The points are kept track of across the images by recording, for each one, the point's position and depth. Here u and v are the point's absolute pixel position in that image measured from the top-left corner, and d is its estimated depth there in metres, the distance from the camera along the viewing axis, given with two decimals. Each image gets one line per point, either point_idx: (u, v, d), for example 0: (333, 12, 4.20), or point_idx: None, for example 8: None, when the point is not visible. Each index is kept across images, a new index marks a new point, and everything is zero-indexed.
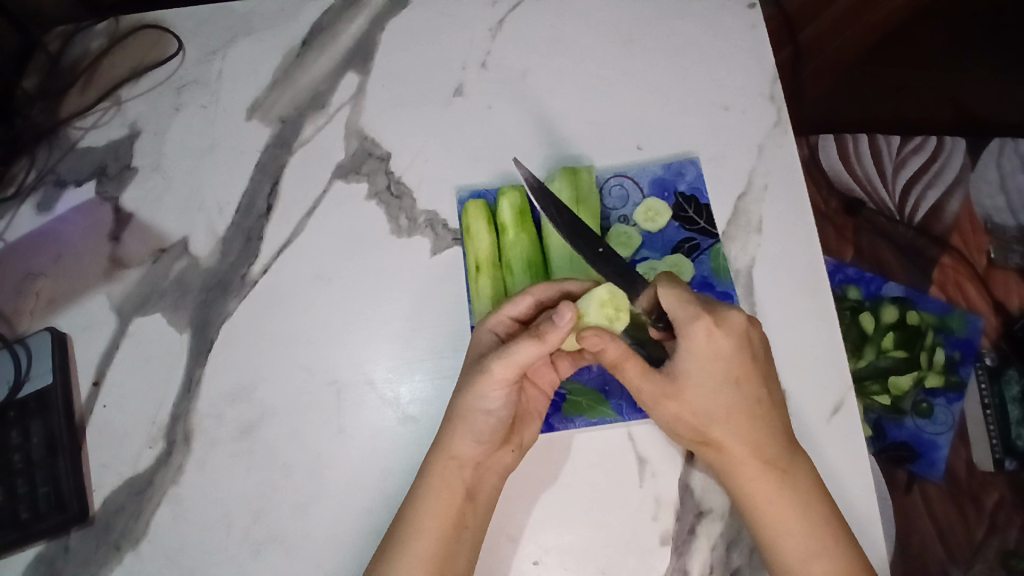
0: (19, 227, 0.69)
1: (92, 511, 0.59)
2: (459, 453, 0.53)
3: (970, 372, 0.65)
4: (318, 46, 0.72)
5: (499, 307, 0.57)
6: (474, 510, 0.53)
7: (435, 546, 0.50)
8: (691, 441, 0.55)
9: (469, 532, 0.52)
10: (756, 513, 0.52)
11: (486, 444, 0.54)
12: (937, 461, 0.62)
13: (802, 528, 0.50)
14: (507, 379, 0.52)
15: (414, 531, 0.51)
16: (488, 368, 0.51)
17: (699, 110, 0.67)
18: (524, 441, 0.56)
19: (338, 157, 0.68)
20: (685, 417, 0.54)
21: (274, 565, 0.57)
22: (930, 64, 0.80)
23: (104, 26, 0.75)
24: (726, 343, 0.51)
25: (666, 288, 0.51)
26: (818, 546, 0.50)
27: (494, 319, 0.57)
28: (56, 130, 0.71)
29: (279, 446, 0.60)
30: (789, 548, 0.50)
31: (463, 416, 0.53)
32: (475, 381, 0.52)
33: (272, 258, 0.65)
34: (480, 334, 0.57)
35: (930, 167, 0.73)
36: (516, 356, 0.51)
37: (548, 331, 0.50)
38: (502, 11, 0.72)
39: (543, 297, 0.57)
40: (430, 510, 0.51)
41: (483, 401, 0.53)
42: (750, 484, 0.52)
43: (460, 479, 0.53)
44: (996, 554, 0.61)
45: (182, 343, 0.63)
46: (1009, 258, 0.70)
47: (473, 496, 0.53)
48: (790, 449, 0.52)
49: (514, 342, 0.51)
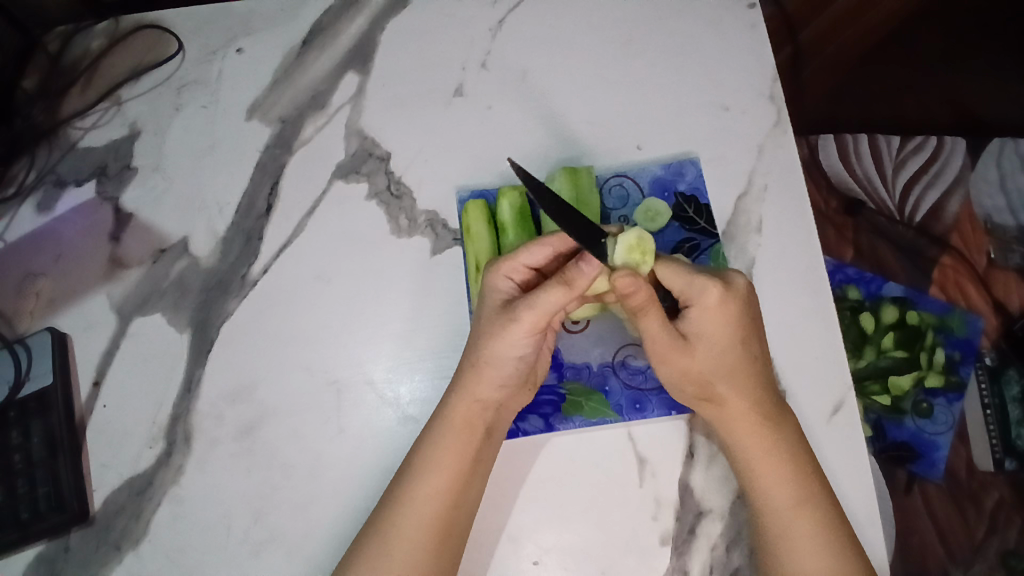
0: (19, 226, 0.69)
1: (92, 511, 0.59)
2: (482, 395, 0.54)
3: (970, 372, 0.65)
4: (318, 46, 0.72)
5: (514, 253, 0.56)
6: (492, 448, 0.54)
7: (453, 480, 0.52)
8: (693, 396, 0.56)
9: (483, 467, 0.54)
10: (749, 469, 0.53)
11: (507, 387, 0.55)
12: (937, 461, 0.62)
13: (793, 478, 0.52)
14: (534, 326, 0.53)
15: (434, 464, 0.52)
16: (516, 316, 0.53)
17: (698, 111, 0.67)
18: (536, 380, 0.58)
19: (338, 157, 0.68)
20: (691, 373, 0.55)
21: (275, 565, 0.57)
22: (932, 63, 0.80)
23: (104, 25, 0.74)
24: (735, 307, 0.53)
25: (668, 268, 0.54)
26: (809, 493, 0.51)
27: (508, 265, 0.56)
28: (55, 130, 0.71)
29: (279, 446, 0.60)
30: (774, 492, 0.52)
31: (491, 361, 0.54)
32: (505, 326, 0.54)
33: (272, 258, 0.65)
34: (495, 279, 0.56)
35: (930, 167, 0.72)
36: (545, 302, 0.52)
37: (575, 278, 0.51)
38: (501, 11, 0.72)
39: (561, 246, 0.56)
40: (452, 446, 0.52)
41: (511, 348, 0.54)
42: (742, 437, 0.54)
43: (482, 420, 0.54)
44: (995, 554, 0.61)
45: (182, 343, 0.63)
46: (1009, 258, 0.70)
47: (492, 433, 0.54)
48: (780, 408, 0.54)
49: (542, 289, 0.52)
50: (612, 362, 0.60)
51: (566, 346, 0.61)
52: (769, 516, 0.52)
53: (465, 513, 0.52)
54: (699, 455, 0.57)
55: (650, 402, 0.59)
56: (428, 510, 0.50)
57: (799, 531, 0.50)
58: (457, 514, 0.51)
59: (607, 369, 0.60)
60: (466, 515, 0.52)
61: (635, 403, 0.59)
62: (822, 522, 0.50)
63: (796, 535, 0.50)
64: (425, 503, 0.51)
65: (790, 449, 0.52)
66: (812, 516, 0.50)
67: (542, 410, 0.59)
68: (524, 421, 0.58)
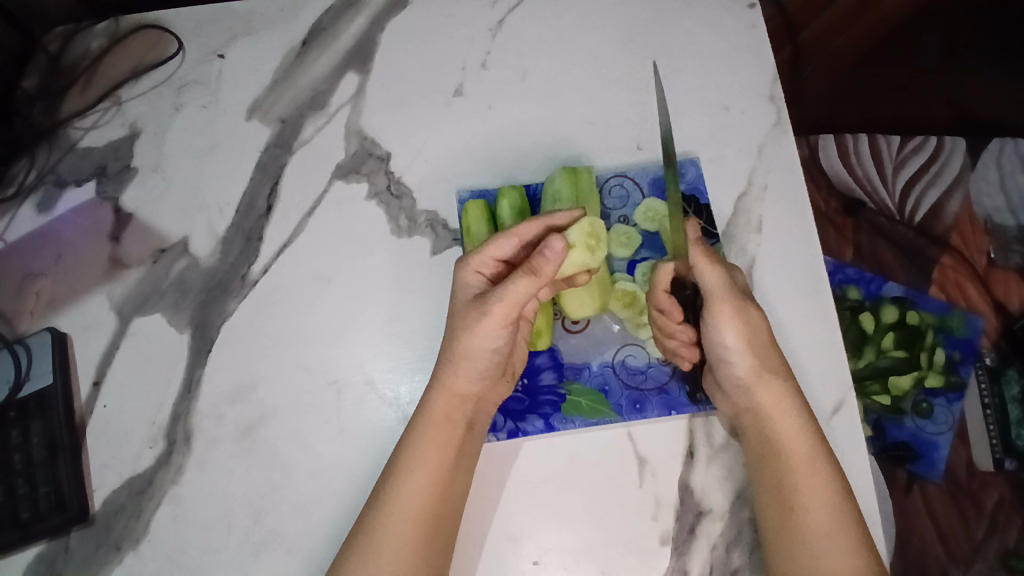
0: (19, 226, 0.69)
1: (92, 511, 0.59)
2: (461, 389, 0.54)
3: (970, 372, 0.65)
4: (318, 46, 0.72)
5: (482, 246, 0.56)
6: (474, 442, 0.55)
7: (437, 474, 0.52)
8: (758, 368, 0.54)
9: (466, 460, 0.54)
10: (783, 467, 0.52)
11: (486, 379, 0.55)
12: (937, 461, 0.62)
13: (824, 476, 0.51)
14: (507, 317, 0.53)
15: (417, 459, 0.52)
16: (487, 309, 0.53)
17: (698, 110, 0.67)
18: (515, 370, 0.59)
19: (338, 157, 0.68)
20: (759, 331, 0.55)
21: (275, 565, 0.57)
22: (933, 62, 0.80)
23: (104, 25, 0.74)
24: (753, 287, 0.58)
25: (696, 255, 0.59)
26: (823, 489, 0.50)
27: (477, 258, 0.56)
28: (55, 130, 0.71)
29: (279, 446, 0.60)
30: (792, 488, 0.51)
31: (467, 355, 0.54)
32: (477, 319, 0.54)
33: (272, 258, 0.65)
34: (464, 275, 0.56)
35: (930, 167, 0.72)
36: (514, 292, 0.52)
37: (543, 266, 0.51)
38: (501, 11, 0.72)
39: (526, 233, 0.56)
40: (435, 441, 0.52)
41: (485, 340, 0.54)
42: (774, 430, 0.53)
43: (463, 414, 0.54)
44: (995, 554, 0.61)
45: (182, 343, 0.63)
46: (1009, 258, 0.70)
47: (474, 427, 0.55)
48: (797, 402, 0.54)
49: (510, 282, 0.52)
50: (612, 362, 0.60)
51: (565, 347, 0.61)
52: (798, 514, 0.51)
53: (451, 508, 0.52)
54: (699, 455, 0.57)
55: (650, 402, 0.59)
56: (414, 505, 0.50)
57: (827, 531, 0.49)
58: (445, 508, 0.52)
59: (607, 370, 0.60)
60: (452, 509, 0.52)
61: (635, 403, 0.59)
62: (838, 517, 0.50)
63: (824, 534, 0.49)
64: (410, 497, 0.51)
65: (802, 444, 0.52)
66: (829, 513, 0.50)
67: (542, 410, 0.59)
68: (524, 421, 0.59)
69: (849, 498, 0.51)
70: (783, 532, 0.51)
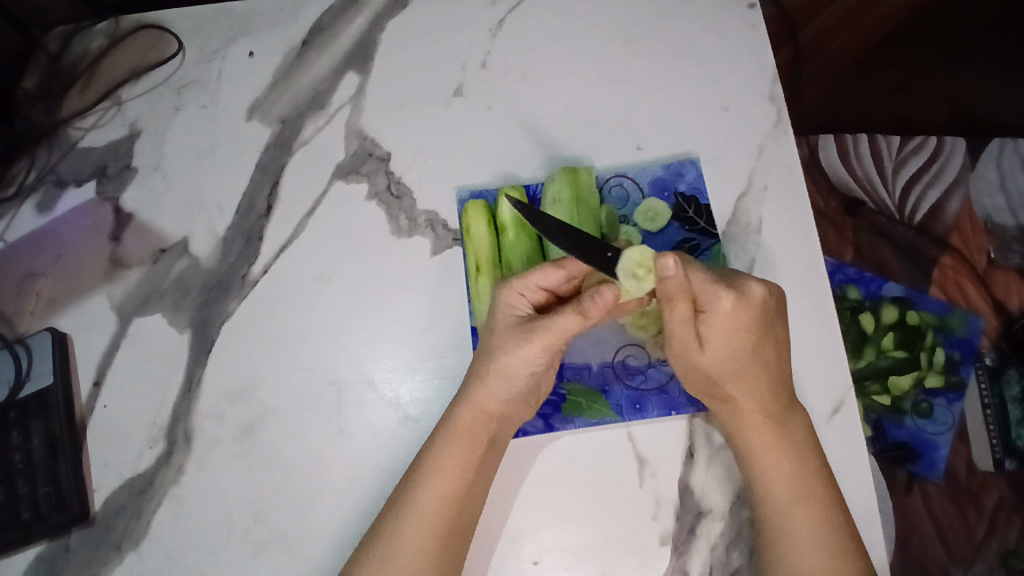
0: (19, 226, 0.69)
1: (92, 511, 0.59)
2: (489, 406, 0.54)
3: (970, 372, 0.65)
4: (318, 46, 0.72)
5: (528, 272, 0.54)
6: (496, 457, 0.54)
7: (458, 487, 0.52)
8: (703, 392, 0.56)
9: (487, 474, 0.54)
10: (753, 462, 0.53)
11: (516, 402, 0.55)
12: (937, 461, 0.62)
13: (798, 475, 0.52)
14: (548, 347, 0.53)
15: (436, 473, 0.52)
16: (531, 336, 0.53)
17: (698, 111, 0.67)
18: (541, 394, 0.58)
19: (338, 157, 0.68)
20: (699, 372, 0.55)
21: (275, 564, 0.57)
22: (933, 61, 0.80)
23: (104, 25, 0.74)
24: (745, 317, 0.52)
25: (684, 267, 0.52)
26: (806, 491, 0.51)
27: (522, 284, 0.55)
28: (56, 130, 0.72)
29: (279, 446, 0.60)
30: (773, 487, 0.52)
31: (500, 376, 0.54)
32: (518, 346, 0.53)
33: (272, 258, 0.65)
34: (507, 296, 0.55)
35: (930, 167, 0.72)
36: (560, 326, 0.52)
37: (590, 307, 0.51)
38: (500, 11, 0.72)
39: (576, 269, 0.55)
40: (456, 455, 0.52)
41: (522, 365, 0.54)
42: (755, 436, 0.53)
43: (487, 429, 0.54)
44: (995, 554, 0.61)
45: (182, 343, 0.64)
46: (1009, 258, 0.70)
47: (497, 442, 0.54)
48: (788, 404, 0.54)
49: (558, 314, 0.52)
50: (613, 362, 0.60)
51: (568, 346, 0.60)
52: (774, 512, 0.52)
53: (470, 516, 0.52)
54: (699, 454, 0.57)
55: (650, 402, 0.59)
56: (434, 516, 0.51)
57: (801, 528, 0.50)
58: (463, 520, 0.52)
59: (607, 369, 0.60)
60: (470, 520, 0.52)
61: (635, 403, 0.59)
62: (821, 514, 0.51)
63: (796, 530, 0.51)
64: (430, 510, 0.51)
65: (784, 447, 0.52)
66: (807, 513, 0.51)
67: (542, 410, 0.59)
68: (524, 420, 0.59)
69: (829, 496, 0.51)
70: (767, 530, 0.52)
